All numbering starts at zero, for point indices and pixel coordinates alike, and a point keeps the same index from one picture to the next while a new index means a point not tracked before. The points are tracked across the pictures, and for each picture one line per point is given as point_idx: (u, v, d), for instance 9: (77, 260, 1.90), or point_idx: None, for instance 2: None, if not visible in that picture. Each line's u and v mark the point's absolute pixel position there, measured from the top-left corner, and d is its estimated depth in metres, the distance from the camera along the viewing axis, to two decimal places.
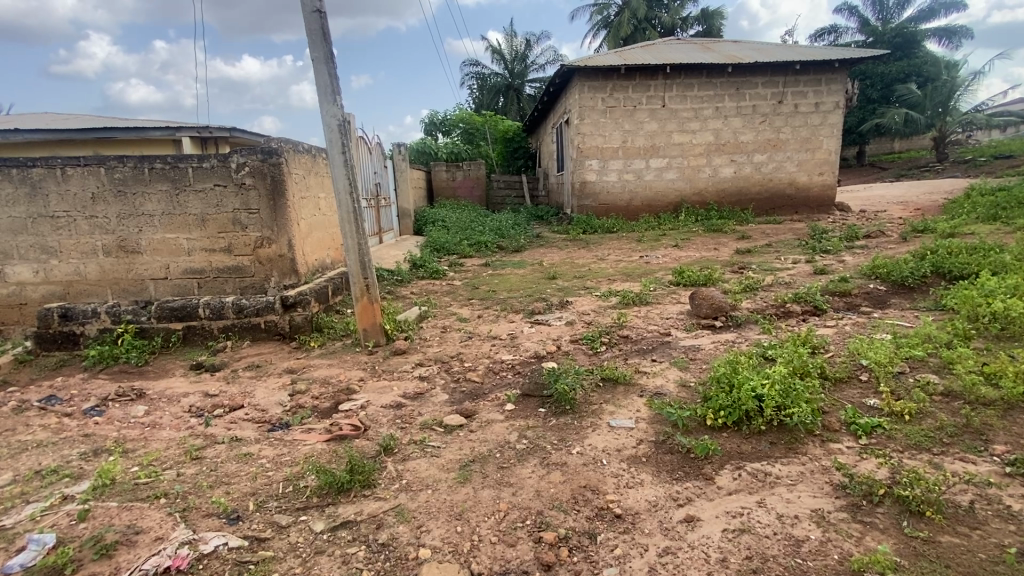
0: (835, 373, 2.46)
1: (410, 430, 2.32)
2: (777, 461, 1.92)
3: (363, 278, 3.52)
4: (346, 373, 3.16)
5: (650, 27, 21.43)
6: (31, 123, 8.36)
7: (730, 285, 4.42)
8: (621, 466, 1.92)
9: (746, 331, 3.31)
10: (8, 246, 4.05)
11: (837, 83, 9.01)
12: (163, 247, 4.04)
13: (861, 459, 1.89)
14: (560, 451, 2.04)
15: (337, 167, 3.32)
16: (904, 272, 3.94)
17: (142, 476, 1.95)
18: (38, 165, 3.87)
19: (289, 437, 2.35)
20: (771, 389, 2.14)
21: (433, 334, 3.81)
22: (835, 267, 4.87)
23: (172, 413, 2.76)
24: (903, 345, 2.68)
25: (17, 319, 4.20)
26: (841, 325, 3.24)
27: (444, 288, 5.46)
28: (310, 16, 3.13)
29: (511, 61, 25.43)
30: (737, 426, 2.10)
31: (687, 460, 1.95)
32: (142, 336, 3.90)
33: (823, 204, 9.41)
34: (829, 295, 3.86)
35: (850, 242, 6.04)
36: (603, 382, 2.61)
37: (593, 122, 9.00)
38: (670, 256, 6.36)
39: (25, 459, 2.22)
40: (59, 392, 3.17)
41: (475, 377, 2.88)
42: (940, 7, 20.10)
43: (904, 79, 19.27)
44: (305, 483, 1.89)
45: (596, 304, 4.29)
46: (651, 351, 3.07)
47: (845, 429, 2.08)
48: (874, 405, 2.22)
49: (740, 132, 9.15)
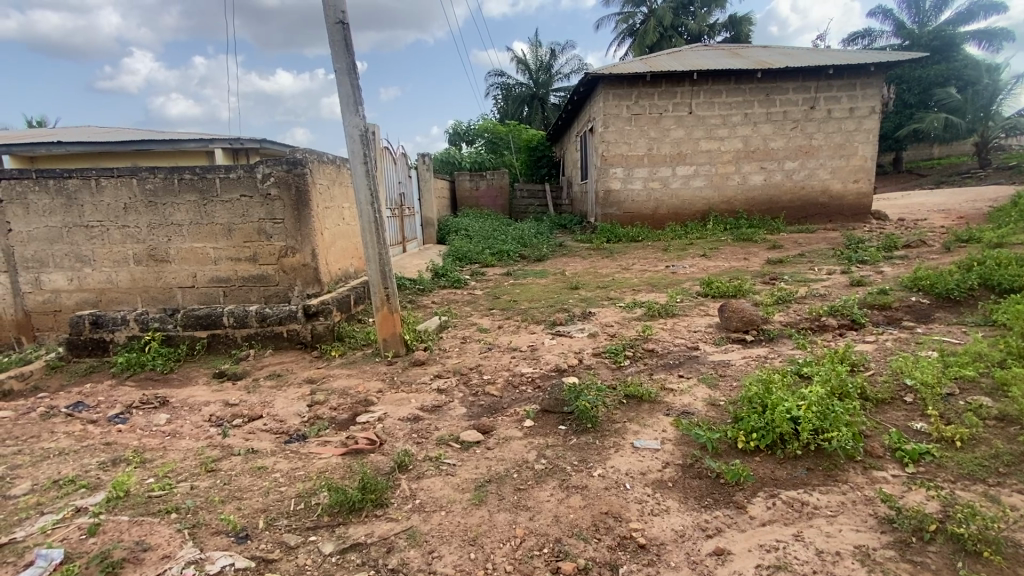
0: (877, 394, 2.30)
1: (425, 445, 2.26)
2: (815, 489, 1.78)
3: (384, 288, 3.49)
4: (365, 384, 3.13)
5: (676, 35, 21.30)
6: (74, 136, 8.74)
7: (761, 297, 4.25)
8: (645, 492, 1.82)
9: (780, 346, 3.15)
10: (44, 254, 4.18)
11: (872, 88, 8.71)
12: (190, 256, 4.11)
13: (908, 490, 1.73)
14: (581, 473, 1.95)
15: (359, 177, 3.31)
16: (949, 285, 3.72)
17: (156, 488, 1.94)
18: (74, 176, 3.99)
19: (305, 450, 2.32)
20: (808, 411, 2.00)
21: (452, 345, 3.75)
22: (873, 278, 4.64)
23: (193, 422, 2.77)
24: (952, 364, 2.48)
25: (52, 325, 4.33)
26: (881, 341, 3.06)
27: (465, 297, 5.42)
28: (334, 27, 3.14)
29: (536, 71, 25.51)
30: (771, 450, 1.96)
31: (717, 486, 1.83)
32: (169, 343, 3.96)
33: (858, 212, 9.08)
34: (867, 308, 3.67)
35: (888, 252, 5.77)
36: (627, 400, 2.50)
37: (618, 130, 8.89)
38: (698, 266, 6.20)
39: (47, 468, 2.25)
40: (87, 399, 3.23)
41: (494, 391, 2.81)
42: (980, 9, 19.39)
43: (943, 83, 18.58)
44: (316, 500, 1.84)
45: (620, 315, 4.17)
46: (677, 366, 2.95)
47: (890, 455, 1.93)
48: (921, 430, 2.06)
49: (770, 139, 8.92)
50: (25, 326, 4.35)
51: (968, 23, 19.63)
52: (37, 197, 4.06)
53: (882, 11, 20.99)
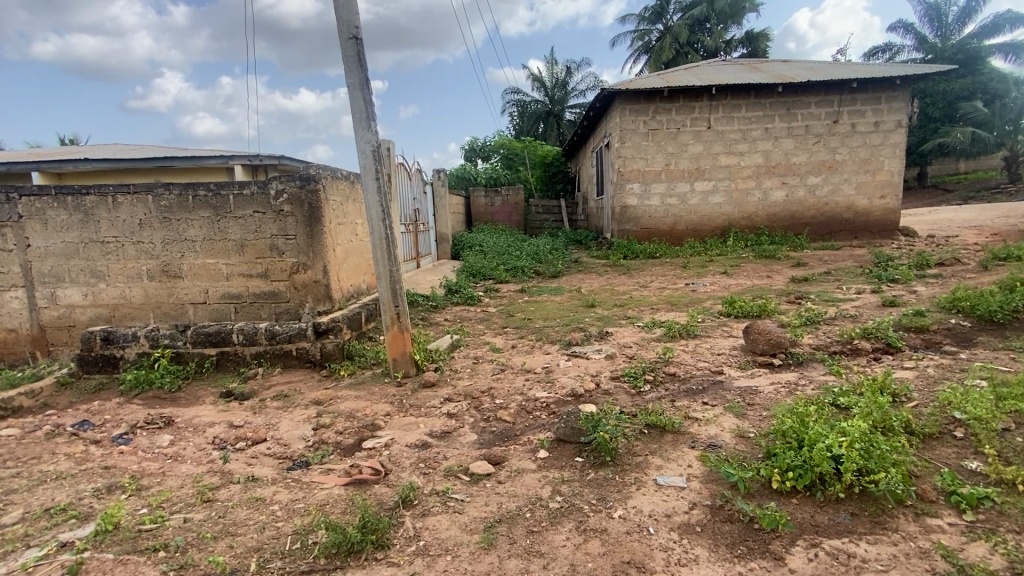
0: (923, 429, 2.11)
1: (433, 477, 2.13)
2: (863, 539, 1.60)
3: (394, 307, 3.38)
4: (373, 406, 3.00)
5: (693, 51, 21.38)
6: (100, 153, 8.94)
7: (787, 318, 4.05)
8: (671, 538, 1.66)
9: (811, 371, 2.95)
10: (60, 269, 4.17)
11: (898, 101, 8.48)
12: (203, 272, 4.07)
13: (968, 542, 1.54)
14: (600, 514, 1.79)
15: (370, 193, 3.23)
16: (992, 306, 3.46)
17: (147, 521, 1.84)
18: (91, 193, 3.99)
19: (307, 479, 2.20)
20: (851, 449, 1.81)
21: (464, 365, 3.63)
22: (906, 298, 4.41)
23: (196, 444, 2.67)
24: (1007, 396, 2.26)
25: (66, 341, 4.32)
26: (922, 367, 2.85)
27: (479, 315, 5.30)
28: (347, 42, 3.09)
29: (551, 88, 25.72)
30: (810, 492, 1.79)
31: (751, 532, 1.66)
32: (177, 361, 3.89)
33: (886, 228, 8.80)
34: (903, 330, 3.45)
35: (920, 270, 5.53)
36: (648, 430, 2.33)
37: (635, 146, 8.78)
38: (718, 284, 5.99)
39: (42, 493, 2.16)
40: (93, 417, 3.16)
41: (506, 417, 2.66)
42: (1004, 22, 19.04)
43: (969, 97, 17.99)
44: (313, 540, 1.72)
45: (639, 336, 4.00)
46: (701, 392, 2.78)
47: (944, 500, 1.73)
48: (977, 470, 1.86)
49: (792, 154, 8.72)
50: (41, 341, 4.35)
51: (993, 36, 19.26)
52: (55, 213, 4.07)
53: (902, 25, 20.71)
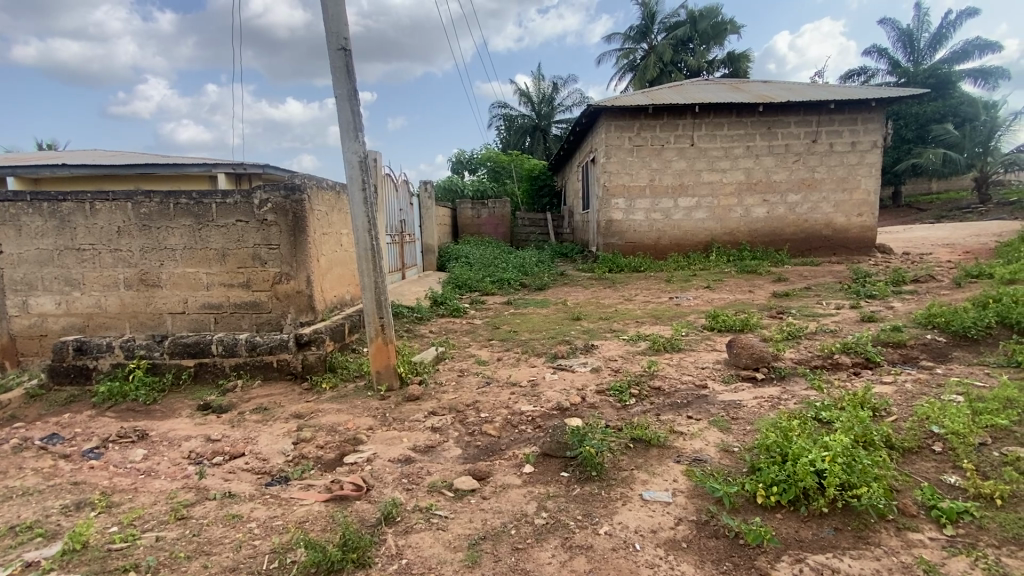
0: (902, 443, 2.14)
1: (416, 492, 2.09)
2: (846, 554, 1.60)
3: (378, 318, 3.33)
4: (355, 420, 2.94)
5: (677, 71, 21.79)
6: (78, 159, 8.75)
7: (769, 332, 4.11)
8: (657, 554, 1.65)
9: (792, 386, 2.98)
10: (33, 277, 4.05)
11: (874, 122, 8.75)
12: (182, 281, 3.99)
13: (949, 557, 1.56)
14: (585, 530, 1.77)
15: (356, 203, 3.21)
16: (966, 322, 3.56)
17: (117, 540, 1.77)
18: (69, 199, 3.91)
19: (286, 495, 2.14)
20: (834, 463, 1.82)
21: (448, 378, 3.59)
22: (884, 314, 4.51)
23: (171, 459, 2.59)
24: (982, 411, 2.30)
25: (36, 350, 4.17)
26: (900, 382, 2.91)
27: (464, 327, 5.27)
28: (335, 54, 3.09)
29: (539, 103, 26.03)
30: (794, 507, 1.79)
31: (736, 548, 1.66)
32: (153, 372, 3.79)
33: (863, 245, 9.01)
34: (881, 345, 3.52)
35: (896, 287, 5.66)
36: (634, 444, 2.33)
37: (620, 161, 8.90)
38: (702, 298, 6.07)
39: (6, 510, 2.07)
40: (63, 430, 3.05)
41: (492, 431, 2.63)
42: (973, 49, 19.86)
43: (940, 119, 18.74)
44: (292, 559, 1.66)
45: (624, 349, 4.01)
46: (686, 406, 2.78)
47: (924, 514, 1.75)
48: (956, 485, 1.89)
49: (773, 171, 8.91)
50: (9, 351, 4.19)
51: (962, 62, 20.06)
52: (30, 219, 3.96)
53: (877, 50, 21.48)
